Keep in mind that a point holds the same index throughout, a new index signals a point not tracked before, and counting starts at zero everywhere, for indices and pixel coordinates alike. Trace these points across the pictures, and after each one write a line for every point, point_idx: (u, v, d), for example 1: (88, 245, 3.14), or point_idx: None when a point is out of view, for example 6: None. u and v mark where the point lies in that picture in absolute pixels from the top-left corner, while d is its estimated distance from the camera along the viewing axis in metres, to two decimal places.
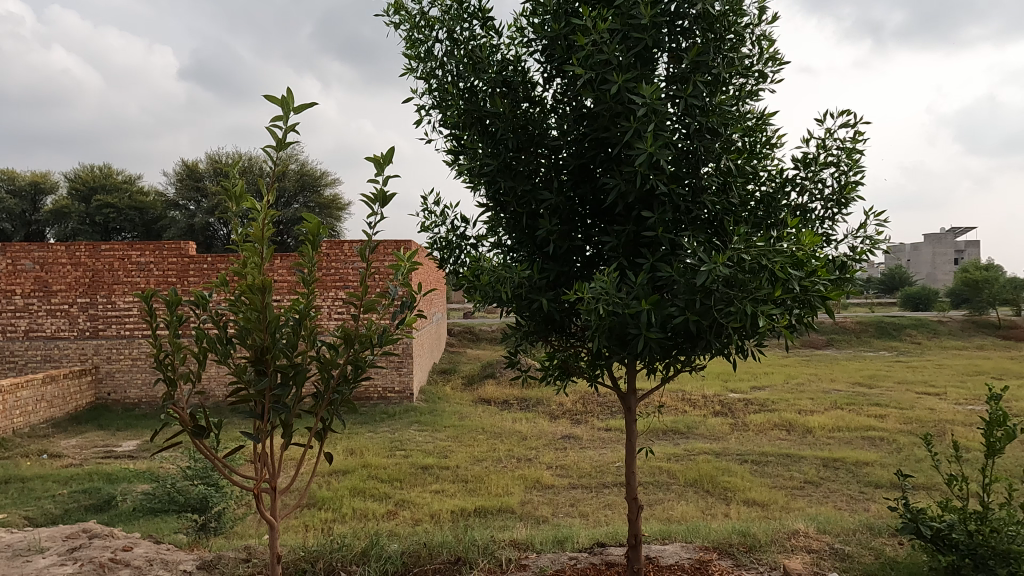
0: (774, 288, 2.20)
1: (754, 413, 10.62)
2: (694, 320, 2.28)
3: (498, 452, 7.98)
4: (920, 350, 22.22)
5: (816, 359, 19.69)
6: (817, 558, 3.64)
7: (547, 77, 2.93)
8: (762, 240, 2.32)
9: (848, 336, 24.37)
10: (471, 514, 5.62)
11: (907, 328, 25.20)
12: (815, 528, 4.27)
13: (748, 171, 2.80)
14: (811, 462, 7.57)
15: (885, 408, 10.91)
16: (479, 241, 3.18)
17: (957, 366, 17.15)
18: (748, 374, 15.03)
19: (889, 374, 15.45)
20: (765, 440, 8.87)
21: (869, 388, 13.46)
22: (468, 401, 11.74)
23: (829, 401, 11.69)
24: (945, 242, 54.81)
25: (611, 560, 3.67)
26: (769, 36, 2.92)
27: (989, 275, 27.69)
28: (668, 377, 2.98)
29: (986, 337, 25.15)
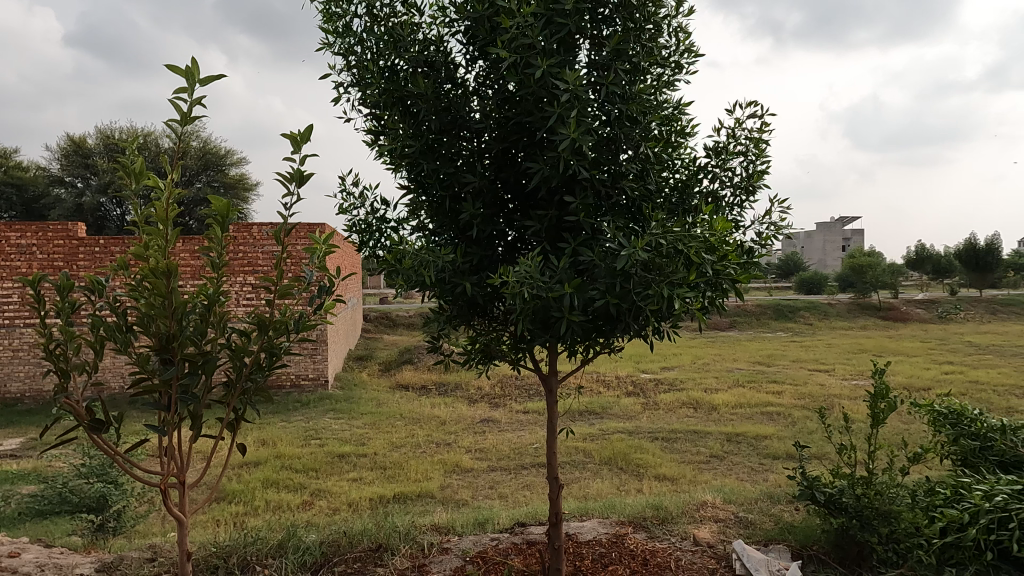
0: (688, 272, 2.30)
1: (665, 393, 11.09)
2: (614, 303, 2.34)
3: (417, 438, 7.93)
4: (812, 330, 23.93)
5: (720, 340, 20.79)
6: (723, 527, 3.87)
7: (470, 59, 2.89)
8: (677, 226, 2.42)
9: (749, 318, 25.84)
10: (390, 500, 5.56)
11: (801, 310, 27.04)
12: (721, 498, 4.53)
13: (666, 158, 2.90)
14: (716, 437, 8.00)
15: (781, 385, 11.71)
16: (400, 224, 3.12)
17: (843, 345, 18.62)
18: (659, 356, 15.69)
19: (785, 353, 16.55)
20: (674, 417, 9.31)
21: (767, 366, 14.38)
22: (385, 387, 11.58)
23: (731, 379, 12.41)
24: (834, 230, 59.01)
25: (531, 539, 3.75)
26: (684, 28, 3.01)
27: (872, 260, 30.10)
28: (588, 359, 3.04)
29: (869, 317, 27.40)
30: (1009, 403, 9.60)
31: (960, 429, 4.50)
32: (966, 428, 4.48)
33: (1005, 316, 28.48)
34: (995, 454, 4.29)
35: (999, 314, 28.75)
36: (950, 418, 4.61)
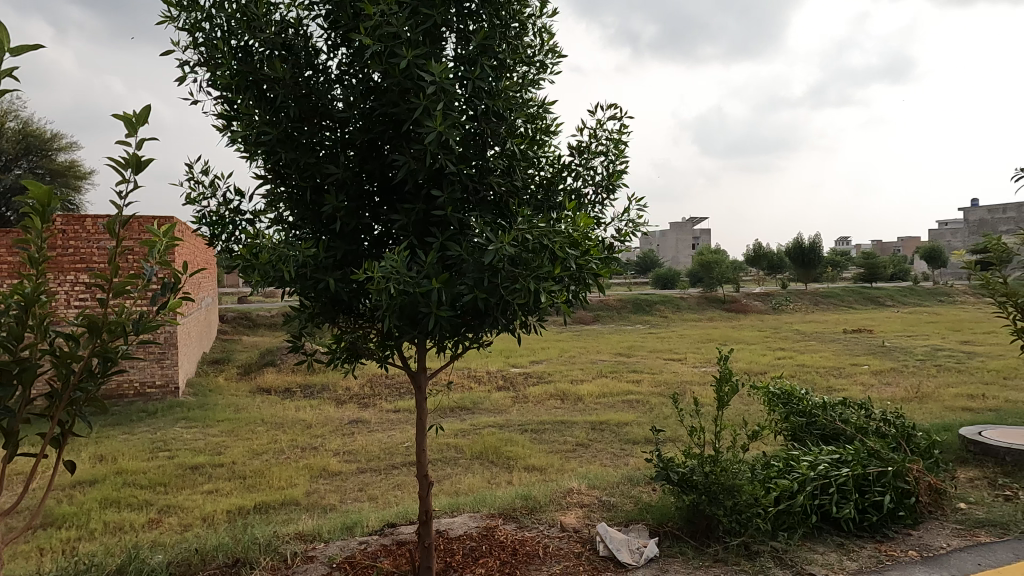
0: (553, 266, 2.36)
1: (533, 386, 11.40)
2: (482, 297, 2.35)
3: (280, 444, 7.53)
4: (667, 323, 25.71)
5: (585, 333, 21.75)
6: (588, 511, 4.04)
7: (332, 45, 2.78)
8: (543, 221, 2.48)
9: (611, 312, 27.25)
10: (250, 511, 5.23)
11: (657, 303, 28.95)
12: (585, 484, 4.73)
13: (531, 156, 2.96)
14: (582, 426, 8.36)
15: (640, 374, 12.47)
16: (257, 217, 2.93)
17: (693, 335, 20.20)
18: (528, 350, 16.10)
19: (643, 344, 17.64)
20: (543, 409, 9.60)
21: (627, 357, 15.24)
22: (245, 391, 10.89)
23: (595, 370, 13.03)
24: (686, 229, 63.75)
25: (401, 539, 3.69)
26: (548, 29, 3.09)
27: (718, 257, 32.89)
28: (457, 355, 3.04)
29: (715, 310, 29.91)
30: (829, 383, 10.92)
31: (790, 408, 5.05)
32: (795, 406, 5.03)
33: (825, 307, 32.31)
34: (818, 428, 4.86)
35: (821, 305, 32.57)
36: (782, 398, 5.15)
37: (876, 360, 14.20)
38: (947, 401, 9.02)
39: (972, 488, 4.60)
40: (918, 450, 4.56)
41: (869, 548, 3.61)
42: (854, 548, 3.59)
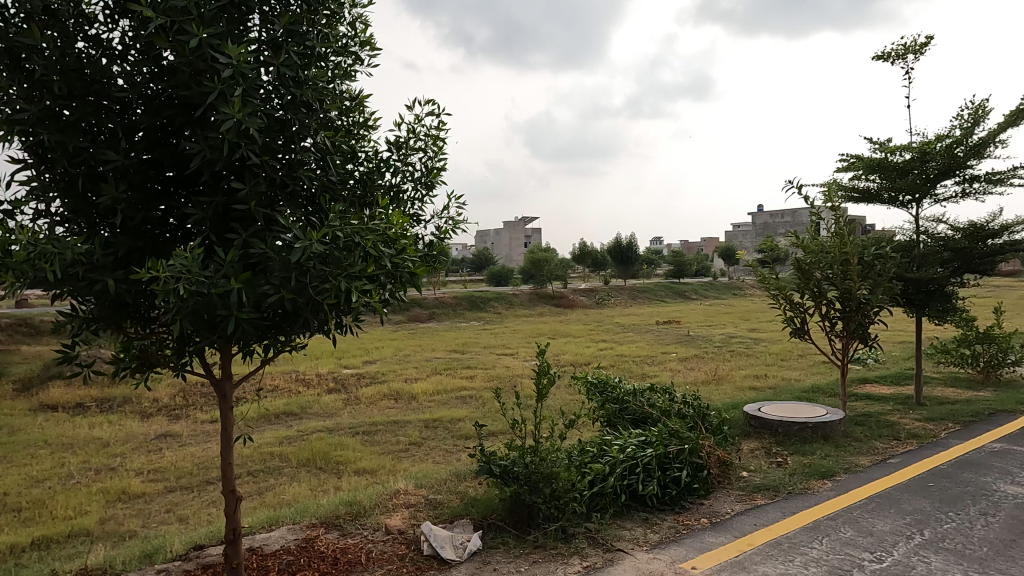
0: (367, 264, 2.30)
1: (366, 387, 11.12)
2: (289, 298, 2.22)
3: (68, 467, 6.57)
4: (500, 319, 26.44)
5: (420, 331, 21.67)
6: (414, 511, 4.02)
7: (111, 15, 2.46)
8: (356, 218, 2.40)
9: (447, 309, 27.42)
10: (25, 550, 4.49)
11: (491, 300, 29.66)
12: (413, 484, 4.70)
13: (343, 147, 2.86)
14: (415, 425, 8.31)
15: (474, 370, 12.68)
16: (17, 208, 2.52)
17: (525, 330, 21.00)
18: (361, 350, 15.66)
19: (477, 341, 17.98)
20: (375, 410, 9.39)
21: (462, 354, 15.44)
22: (21, 409, 9.35)
23: (430, 368, 13.02)
24: (518, 228, 66.03)
25: (208, 562, 3.39)
26: (363, 20, 3.01)
27: (547, 255, 34.50)
28: (268, 359, 2.85)
29: (545, 305, 31.34)
30: (643, 371, 11.93)
31: (606, 396, 5.44)
32: (609, 394, 5.43)
33: (641, 300, 35.28)
34: (629, 413, 5.29)
35: (637, 299, 35.49)
36: (599, 387, 5.53)
37: (683, 348, 15.79)
38: (738, 382, 10.28)
39: (753, 457, 5.30)
40: (711, 428, 5.15)
41: (669, 520, 3.99)
42: (656, 521, 3.96)
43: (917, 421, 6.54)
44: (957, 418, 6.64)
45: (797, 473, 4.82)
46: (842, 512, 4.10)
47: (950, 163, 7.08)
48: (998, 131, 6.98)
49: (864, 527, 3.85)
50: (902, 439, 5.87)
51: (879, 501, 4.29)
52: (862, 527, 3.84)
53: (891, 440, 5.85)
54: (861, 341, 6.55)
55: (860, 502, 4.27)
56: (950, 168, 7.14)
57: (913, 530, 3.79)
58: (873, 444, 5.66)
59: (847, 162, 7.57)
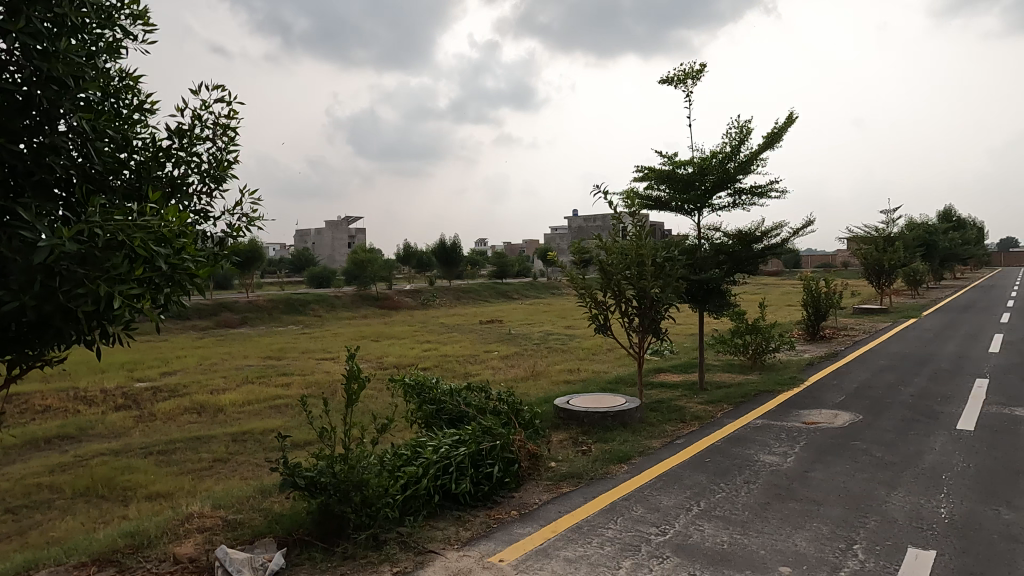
0: (133, 266, 2.06)
1: (163, 401, 10.01)
2: (32, 305, 1.97)
3: None
4: (321, 322, 25.30)
5: (231, 337, 20.01)
6: (209, 535, 3.68)
7: None
8: (122, 214, 2.16)
9: (262, 313, 25.62)
10: None
11: (311, 302, 28.27)
12: (210, 506, 4.30)
13: (103, 131, 2.58)
14: (220, 440, 7.63)
15: (290, 377, 11.98)
16: None
17: (347, 333, 20.31)
18: (158, 361, 14.06)
19: (295, 346, 17.02)
20: (174, 426, 8.48)
21: (278, 360, 14.52)
22: None
23: (241, 377, 12.06)
24: (340, 228, 63.72)
25: None
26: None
27: (371, 256, 33.72)
28: (18, 377, 2.48)
29: (369, 307, 30.58)
30: (465, 370, 12.14)
31: (422, 397, 5.44)
32: (426, 395, 5.44)
33: (465, 301, 35.88)
34: (446, 413, 5.34)
35: (462, 299, 36.03)
36: (415, 388, 5.51)
37: (504, 346, 16.32)
38: (553, 376, 10.87)
39: (561, 448, 5.62)
40: (523, 422, 5.39)
41: (480, 516, 4.09)
42: (468, 518, 4.03)
43: (700, 405, 7.40)
44: (731, 399, 7.63)
45: (598, 460, 5.21)
46: (635, 492, 4.50)
47: (723, 177, 8.11)
48: (759, 151, 8.14)
49: (652, 504, 4.26)
50: (687, 421, 6.61)
51: (666, 479, 4.78)
52: (650, 504, 4.25)
53: (678, 423, 6.56)
54: (654, 335, 7.25)
55: (650, 481, 4.72)
56: (724, 181, 8.19)
57: (691, 503, 4.27)
58: (663, 428, 6.30)
59: (642, 173, 8.35)
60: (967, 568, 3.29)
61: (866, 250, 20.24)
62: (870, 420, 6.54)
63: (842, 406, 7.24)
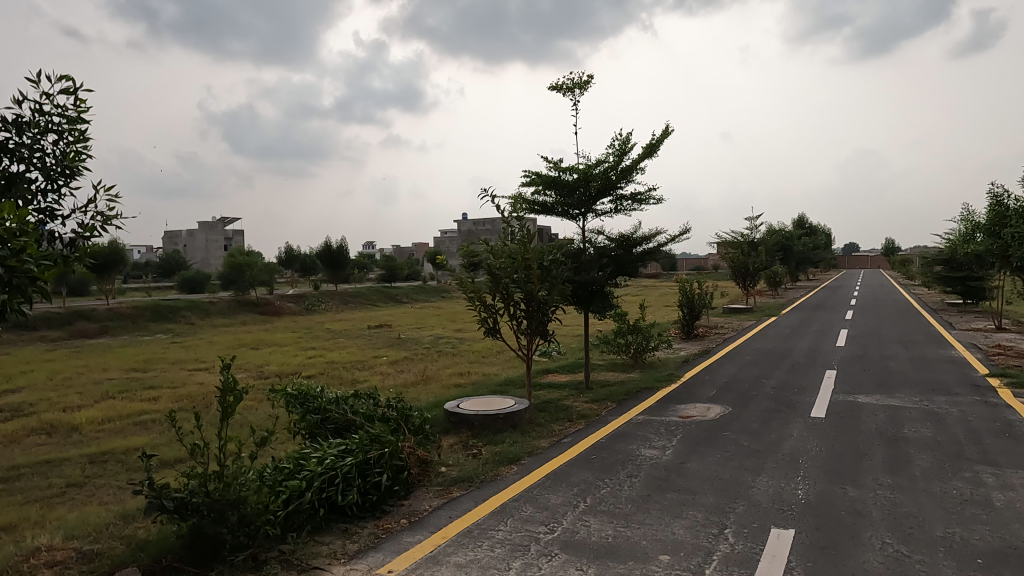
0: None
1: (3, 422, 8.89)
2: None
3: None
4: (194, 330, 23.56)
5: (87, 349, 18.13)
6: (60, 571, 3.32)
7: None
8: None
9: (124, 322, 23.45)
10: None
11: (181, 309, 26.26)
12: (61, 537, 3.87)
13: None
14: (75, 463, 6.89)
15: (158, 390, 11.05)
16: None
17: (224, 342, 19.05)
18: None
19: (163, 357, 15.73)
20: (18, 451, 7.55)
21: (144, 373, 13.34)
22: None
23: (99, 392, 10.96)
24: (214, 229, 59.78)
25: None
26: None
27: (250, 260, 31.90)
28: None
29: (248, 313, 28.89)
30: (353, 376, 11.78)
31: (306, 407, 5.21)
32: (310, 406, 5.26)
33: (352, 305, 34.85)
34: (331, 422, 5.17)
35: (349, 304, 34.97)
36: (298, 399, 5.26)
37: (393, 351, 16.02)
38: (443, 381, 10.79)
39: (451, 452, 5.60)
40: (412, 428, 5.31)
41: (368, 527, 3.98)
42: (355, 531, 3.91)
43: (586, 403, 7.65)
44: (615, 397, 7.95)
45: (489, 462, 5.24)
46: (524, 492, 4.56)
47: (606, 184, 8.45)
48: (638, 160, 8.56)
49: (541, 503, 4.34)
50: (574, 420, 6.80)
51: (554, 478, 4.90)
52: (539, 504, 4.33)
53: (565, 422, 6.74)
54: (541, 337, 7.41)
55: (539, 481, 4.81)
56: (606, 188, 8.53)
57: (578, 499, 4.40)
58: (552, 428, 6.45)
59: (529, 178, 8.51)
60: (820, 543, 3.62)
61: (734, 254, 21.85)
62: (738, 412, 7.06)
63: (714, 399, 7.76)
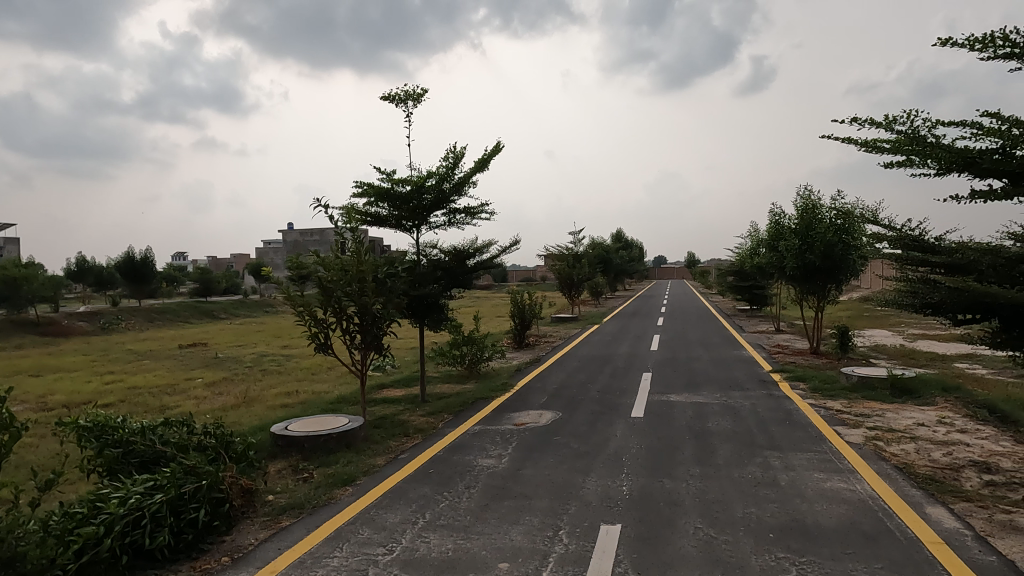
0: None
1: None
2: None
3: None
4: None
5: None
6: None
7: None
8: None
9: None
10: None
11: None
12: None
13: None
14: None
15: None
16: None
17: None
18: None
19: None
20: None
21: None
22: None
23: None
24: None
25: None
26: None
27: (27, 272, 27.40)
28: None
29: (25, 335, 24.77)
30: (161, 402, 10.58)
31: (104, 441, 4.56)
32: (109, 438, 4.56)
33: (159, 323, 31.36)
34: (136, 456, 4.60)
35: (156, 321, 31.43)
36: (94, 432, 4.57)
37: (210, 371, 14.67)
38: (269, 402, 10.11)
39: (279, 478, 5.26)
40: (234, 456, 4.90)
41: (183, 571, 3.58)
42: None
43: (422, 417, 7.59)
44: (451, 409, 7.98)
45: (321, 486, 4.98)
46: (361, 514, 4.40)
47: (439, 196, 8.50)
48: (471, 174, 8.73)
49: (378, 524, 4.21)
50: (410, 435, 6.71)
51: (391, 496, 4.78)
52: (377, 524, 4.20)
53: (402, 437, 6.63)
54: (376, 351, 7.24)
55: (376, 500, 4.68)
56: (440, 201, 8.58)
57: (417, 516, 4.34)
58: (388, 444, 6.31)
59: (361, 188, 8.30)
60: (643, 535, 3.92)
61: (560, 265, 23.04)
62: (568, 416, 7.43)
63: (546, 406, 8.11)
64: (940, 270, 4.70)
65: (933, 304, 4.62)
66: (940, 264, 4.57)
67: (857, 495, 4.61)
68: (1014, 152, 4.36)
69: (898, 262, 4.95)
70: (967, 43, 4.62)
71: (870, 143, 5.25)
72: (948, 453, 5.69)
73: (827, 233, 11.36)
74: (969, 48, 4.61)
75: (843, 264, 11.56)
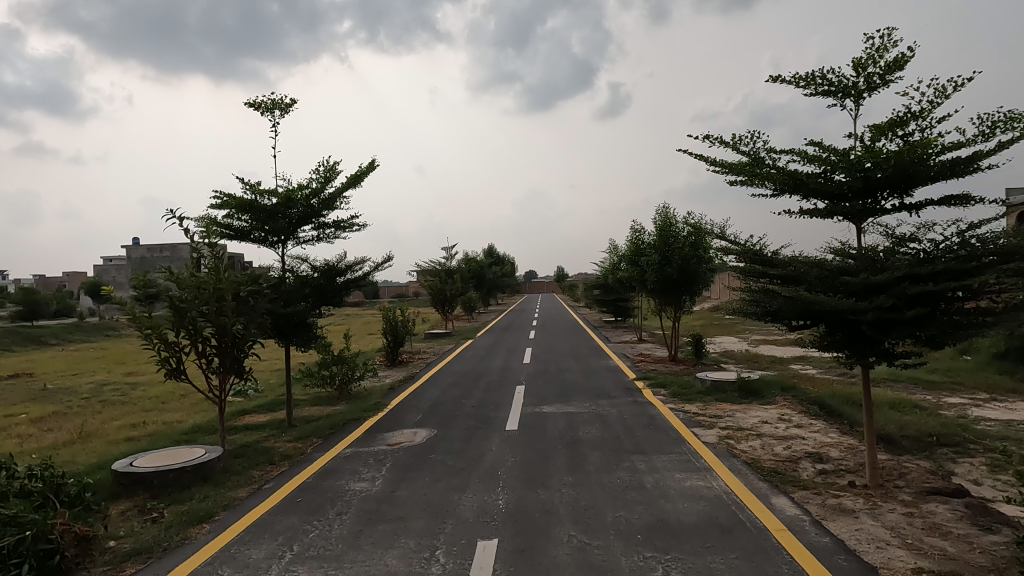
0: None
1: None
2: None
3: None
4: None
5: None
6: None
7: None
8: None
9: None
10: None
11: None
12: None
13: None
14: None
15: None
16: None
17: None
18: None
19: None
20: None
21: None
22: None
23: None
24: None
25: None
26: None
27: None
28: None
29: None
30: None
31: None
32: None
33: None
34: None
35: None
36: None
37: (36, 405, 12.93)
38: (109, 436, 9.10)
39: (122, 521, 4.72)
40: (66, 499, 4.35)
41: None
42: None
43: (288, 443, 7.18)
44: (320, 432, 7.62)
45: (174, 526, 4.54)
46: (219, 553, 4.05)
47: (308, 211, 8.16)
48: (343, 189, 8.47)
49: (239, 561, 3.91)
50: (276, 463, 6.32)
51: (255, 529, 4.46)
52: (238, 562, 3.89)
53: (266, 466, 6.23)
54: (237, 374, 6.75)
55: (237, 536, 4.34)
56: (308, 215, 8.24)
57: (284, 549, 4.08)
58: (250, 474, 5.90)
59: (220, 200, 7.77)
60: (519, 547, 3.95)
61: (432, 280, 22.94)
62: (442, 433, 7.37)
63: (420, 423, 7.97)
64: (776, 280, 5.20)
65: (772, 312, 5.11)
66: (777, 275, 5.06)
67: (713, 491, 4.97)
68: (833, 176, 4.96)
69: (741, 274, 5.41)
70: (795, 79, 5.21)
71: (718, 162, 5.73)
72: (788, 447, 6.31)
73: (682, 249, 12.25)
74: (797, 83, 5.21)
75: (695, 276, 12.52)
